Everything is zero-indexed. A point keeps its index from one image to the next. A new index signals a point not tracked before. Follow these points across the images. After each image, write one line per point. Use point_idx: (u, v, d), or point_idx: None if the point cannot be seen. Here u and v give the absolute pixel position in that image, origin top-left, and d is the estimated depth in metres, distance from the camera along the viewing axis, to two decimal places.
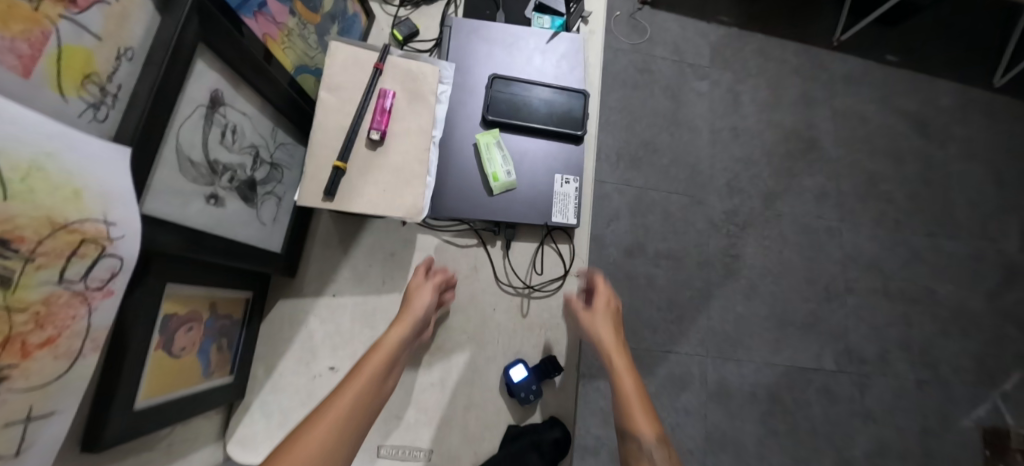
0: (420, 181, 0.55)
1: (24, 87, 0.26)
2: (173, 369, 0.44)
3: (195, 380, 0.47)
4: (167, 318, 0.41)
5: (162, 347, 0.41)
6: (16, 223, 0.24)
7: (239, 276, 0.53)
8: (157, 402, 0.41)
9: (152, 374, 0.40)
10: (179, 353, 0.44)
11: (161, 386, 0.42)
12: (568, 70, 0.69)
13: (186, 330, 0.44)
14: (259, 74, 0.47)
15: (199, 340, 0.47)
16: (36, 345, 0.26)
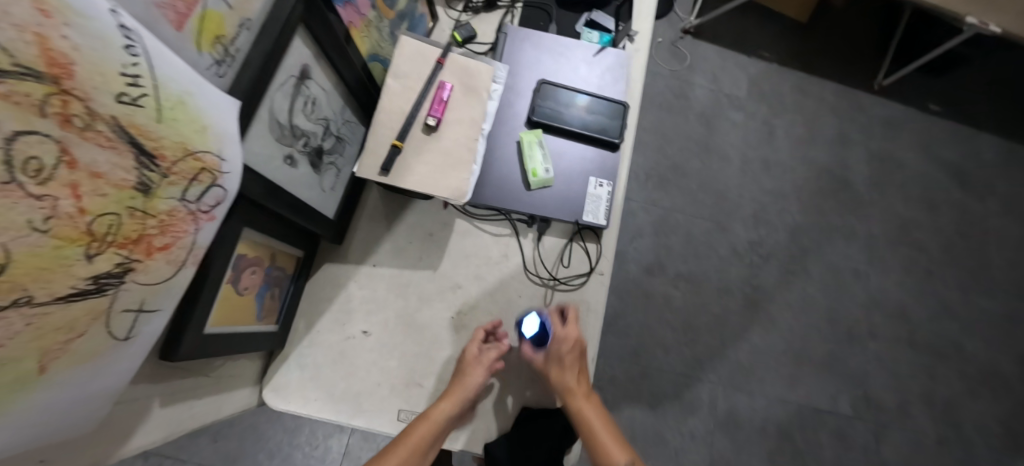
0: (467, 166, 0.60)
1: (178, 39, 0.33)
2: (235, 305, 0.49)
3: (250, 320, 0.52)
4: (240, 258, 0.47)
5: (232, 284, 0.47)
6: (161, 142, 0.30)
7: (295, 235, 0.58)
8: (221, 331, 0.46)
9: (221, 305, 0.46)
10: (243, 292, 0.49)
11: (224, 318, 0.47)
12: (611, 82, 0.74)
13: (251, 273, 0.50)
14: (339, 56, 0.53)
15: (258, 284, 0.52)
16: (157, 248, 0.31)
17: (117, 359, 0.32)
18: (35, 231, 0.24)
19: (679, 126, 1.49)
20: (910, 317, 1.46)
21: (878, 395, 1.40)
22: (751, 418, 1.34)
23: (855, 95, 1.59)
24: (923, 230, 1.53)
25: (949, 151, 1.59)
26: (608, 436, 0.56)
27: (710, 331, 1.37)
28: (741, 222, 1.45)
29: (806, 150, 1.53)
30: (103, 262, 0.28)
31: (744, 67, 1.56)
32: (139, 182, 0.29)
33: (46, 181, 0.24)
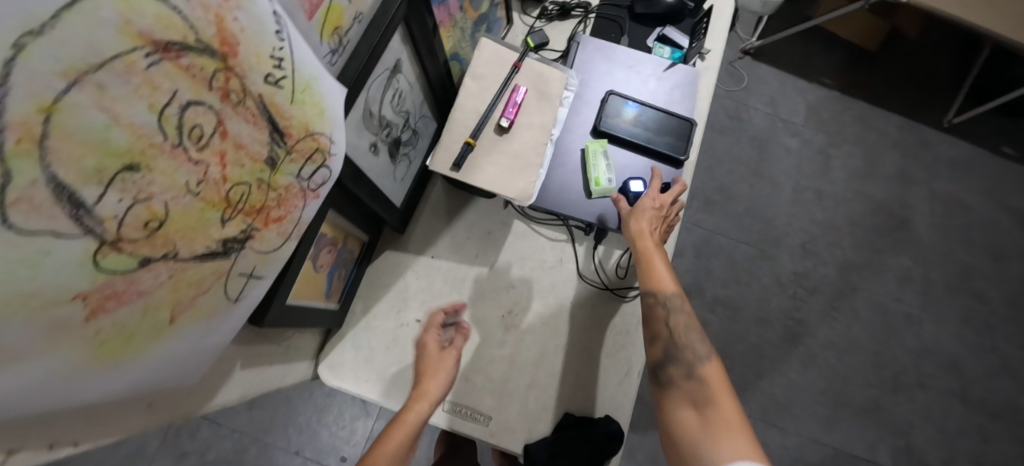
0: (534, 169, 0.61)
1: (309, 28, 0.35)
2: (311, 281, 0.51)
3: (320, 296, 0.55)
4: (322, 237, 0.50)
5: (311, 261, 0.50)
6: (291, 122, 0.32)
7: (365, 220, 0.60)
8: (298, 304, 0.49)
9: (301, 281, 0.48)
10: (319, 269, 0.52)
11: (302, 293, 0.49)
12: (680, 99, 0.74)
13: (327, 252, 0.53)
14: (426, 52, 0.56)
15: (331, 263, 0.55)
16: (273, 219, 0.34)
17: (226, 320, 0.34)
18: (188, 193, 0.27)
19: (731, 147, 1.47)
20: (963, 370, 1.36)
21: (922, 449, 1.29)
22: (781, 457, 1.27)
23: (920, 132, 1.53)
24: (987, 280, 1.43)
25: (1020, 199, 1.50)
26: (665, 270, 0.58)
27: (745, 361, 1.33)
28: (787, 251, 1.41)
29: (863, 184, 1.47)
30: (232, 227, 0.30)
31: (804, 94, 1.53)
32: (269, 156, 0.31)
33: (204, 148, 0.27)
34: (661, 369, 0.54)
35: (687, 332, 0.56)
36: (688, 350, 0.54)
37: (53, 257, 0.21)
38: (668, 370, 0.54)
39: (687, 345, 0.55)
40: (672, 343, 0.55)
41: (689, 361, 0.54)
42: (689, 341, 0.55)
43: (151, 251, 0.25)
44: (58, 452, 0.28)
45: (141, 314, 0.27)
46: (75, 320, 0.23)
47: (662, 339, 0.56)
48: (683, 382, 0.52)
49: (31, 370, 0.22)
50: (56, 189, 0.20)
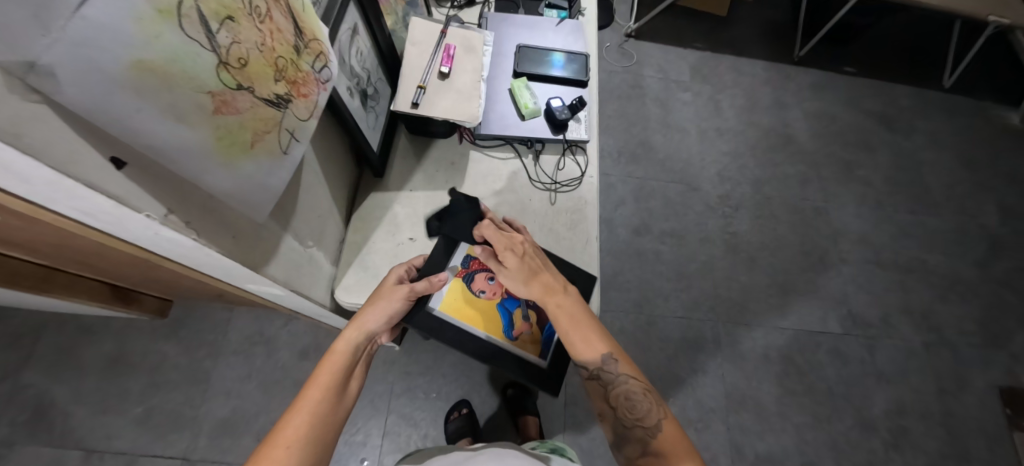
0: (476, 99, 0.80)
1: None
2: (479, 306, 0.76)
3: (496, 333, 0.74)
4: (468, 256, 0.77)
5: (466, 278, 0.77)
6: (303, 25, 0.49)
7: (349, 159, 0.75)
8: (450, 315, 0.74)
9: (445, 298, 0.74)
10: (481, 294, 0.76)
11: (452, 307, 0.74)
12: (574, 41, 0.96)
13: (487, 278, 0.77)
14: (374, 21, 0.74)
15: (500, 292, 0.77)
16: (302, 93, 0.49)
17: (281, 169, 0.48)
18: (257, 50, 0.42)
19: (639, 110, 1.73)
20: (872, 241, 1.61)
21: (861, 312, 1.51)
22: (754, 349, 1.44)
23: (780, 68, 1.87)
24: (866, 168, 1.72)
25: (871, 102, 1.83)
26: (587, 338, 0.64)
27: (701, 276, 1.51)
28: (707, 181, 1.65)
29: (750, 116, 1.77)
30: (280, 87, 0.45)
31: (684, 58, 1.84)
32: (295, 44, 0.47)
33: (262, 22, 0.42)
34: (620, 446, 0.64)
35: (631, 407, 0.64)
36: (635, 427, 0.63)
37: (201, 57, 0.35)
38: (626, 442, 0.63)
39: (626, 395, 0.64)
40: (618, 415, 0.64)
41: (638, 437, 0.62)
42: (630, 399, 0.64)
43: (242, 80, 0.40)
44: (190, 234, 0.40)
45: (238, 127, 0.40)
46: (209, 109, 0.37)
47: (610, 415, 0.65)
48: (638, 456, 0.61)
49: (190, 134, 0.35)
50: (201, 14, 0.35)
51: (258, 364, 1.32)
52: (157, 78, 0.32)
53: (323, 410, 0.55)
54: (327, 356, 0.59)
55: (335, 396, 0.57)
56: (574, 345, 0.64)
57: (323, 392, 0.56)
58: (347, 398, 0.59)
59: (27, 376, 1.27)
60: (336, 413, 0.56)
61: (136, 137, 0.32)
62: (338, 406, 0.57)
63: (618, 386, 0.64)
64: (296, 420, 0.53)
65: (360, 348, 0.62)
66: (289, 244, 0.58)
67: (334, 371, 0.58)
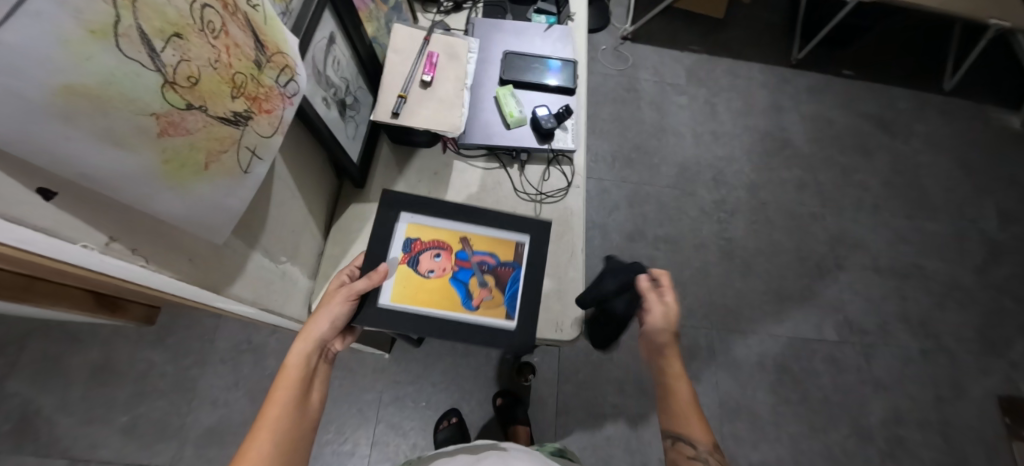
0: (458, 109, 0.78)
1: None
2: (432, 286, 0.70)
3: (457, 307, 0.69)
4: (409, 239, 0.71)
5: (411, 263, 0.70)
6: (266, 39, 0.47)
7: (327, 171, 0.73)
8: (404, 305, 0.67)
9: (394, 288, 0.68)
10: (430, 274, 0.70)
11: (403, 296, 0.68)
12: (561, 47, 0.94)
13: (433, 255, 0.71)
14: (353, 29, 0.72)
15: (449, 266, 0.71)
16: (265, 110, 0.47)
17: (242, 188, 0.46)
18: (210, 66, 0.40)
19: (634, 113, 1.71)
20: (870, 247, 1.59)
21: (858, 319, 1.49)
22: (748, 357, 1.41)
23: (777, 71, 1.84)
24: (864, 172, 1.70)
25: (869, 105, 1.81)
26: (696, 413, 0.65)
27: (695, 283, 1.49)
28: (702, 186, 1.62)
29: (746, 120, 1.74)
30: (238, 104, 0.44)
31: (679, 60, 1.82)
32: (256, 58, 0.45)
33: (216, 39, 0.41)
34: None
35: None
36: None
37: (142, 78, 0.34)
38: None
39: None
40: None
41: None
42: None
43: (192, 100, 0.38)
44: (135, 260, 0.38)
45: (188, 148, 0.39)
46: (153, 132, 0.35)
47: None
48: None
49: (130, 159, 0.34)
50: (143, 34, 0.34)
51: (245, 372, 1.30)
52: (90, 102, 0.30)
53: (282, 428, 0.56)
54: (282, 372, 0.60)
55: (292, 412, 0.58)
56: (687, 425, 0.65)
57: (279, 410, 0.57)
58: (308, 410, 0.60)
59: (11, 385, 1.25)
60: (298, 428, 0.57)
61: (67, 164, 0.30)
62: (300, 421, 0.58)
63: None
64: (256, 440, 0.54)
65: (314, 360, 0.62)
66: (257, 262, 0.56)
67: (290, 388, 0.59)
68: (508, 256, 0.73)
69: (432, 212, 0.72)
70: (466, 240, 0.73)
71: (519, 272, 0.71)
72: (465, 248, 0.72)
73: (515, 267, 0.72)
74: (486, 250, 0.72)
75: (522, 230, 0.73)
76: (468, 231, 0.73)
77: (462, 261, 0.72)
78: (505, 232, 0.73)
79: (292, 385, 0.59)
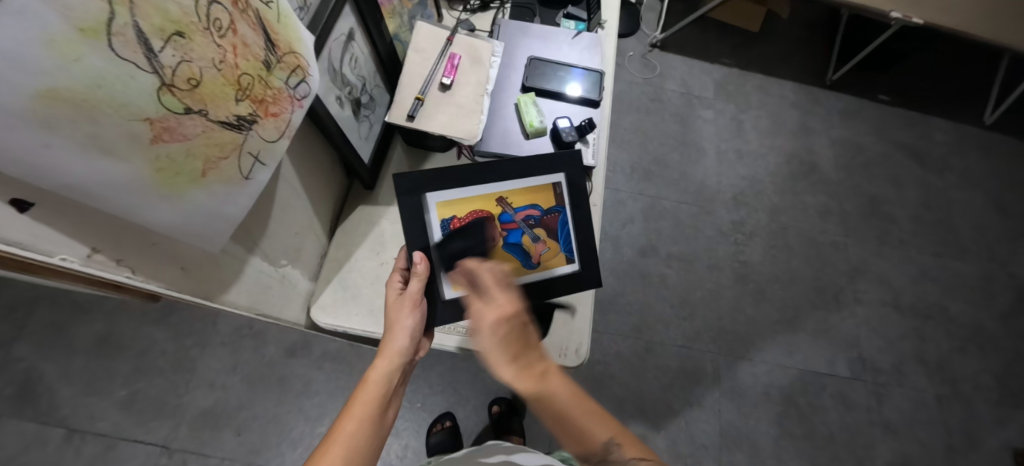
0: (477, 115, 0.75)
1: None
2: (488, 259, 0.68)
3: (522, 270, 0.69)
4: (446, 220, 0.65)
5: (458, 244, 0.66)
6: (277, 37, 0.44)
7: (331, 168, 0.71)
8: None
9: (453, 275, 0.66)
10: (483, 248, 0.68)
11: (465, 281, 0.66)
12: (589, 56, 0.90)
13: (477, 229, 0.67)
14: (374, 26, 0.69)
15: (498, 235, 0.68)
16: (271, 113, 0.45)
17: (242, 195, 0.43)
18: (214, 68, 0.37)
19: (658, 125, 1.66)
20: (891, 282, 1.53)
21: (873, 357, 1.44)
22: (754, 387, 1.37)
23: (810, 91, 1.78)
24: (892, 203, 1.63)
25: (903, 133, 1.74)
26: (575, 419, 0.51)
27: (706, 305, 1.44)
28: (721, 205, 1.58)
29: (773, 140, 1.68)
30: (243, 108, 0.41)
31: (708, 73, 1.76)
32: (265, 59, 0.43)
33: (222, 38, 0.38)
34: None
35: None
36: None
37: (136, 80, 0.31)
38: None
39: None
40: None
41: None
42: None
43: (192, 103, 0.36)
44: (120, 270, 0.37)
45: (184, 155, 0.36)
46: (146, 138, 0.33)
47: None
48: None
49: (117, 168, 0.32)
50: (140, 33, 0.31)
51: (244, 356, 1.26)
52: (74, 108, 0.28)
53: (358, 446, 0.53)
54: (360, 386, 0.58)
55: (369, 429, 0.55)
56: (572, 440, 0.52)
57: (356, 425, 0.54)
58: (384, 423, 0.57)
59: (15, 350, 1.23)
60: (373, 444, 0.55)
61: (44, 173, 0.29)
62: (376, 435, 0.56)
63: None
64: (329, 455, 0.51)
65: (396, 376, 0.59)
66: (255, 267, 0.54)
67: (369, 404, 0.56)
68: (548, 201, 0.71)
69: (457, 183, 0.66)
70: (501, 200, 0.69)
71: (565, 214, 0.71)
72: (505, 208, 0.69)
73: (560, 211, 0.71)
74: (527, 204, 0.69)
75: (555, 168, 0.70)
76: (501, 190, 0.68)
77: (509, 224, 0.69)
78: (541, 178, 0.70)
79: (371, 400, 0.56)
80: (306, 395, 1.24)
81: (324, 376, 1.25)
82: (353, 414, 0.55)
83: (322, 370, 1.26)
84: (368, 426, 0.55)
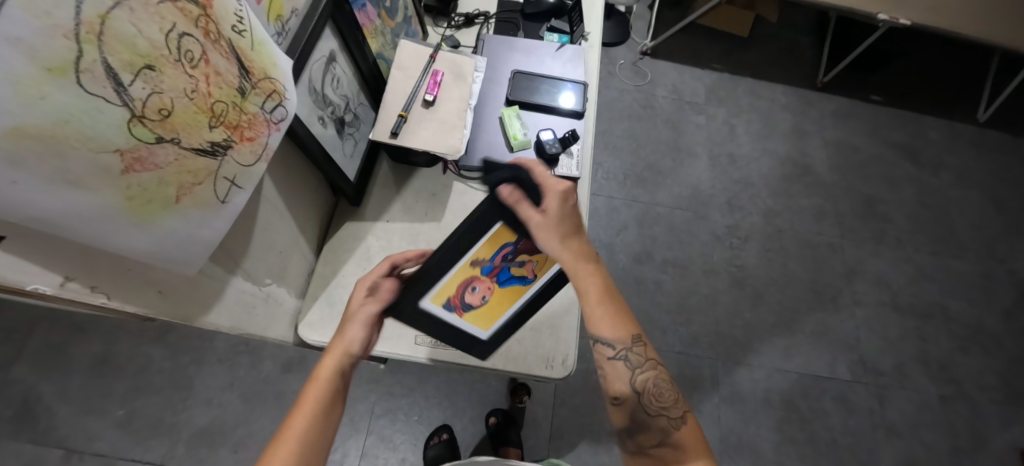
0: (460, 130, 0.76)
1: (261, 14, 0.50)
2: (494, 302, 0.66)
3: (525, 289, 0.66)
4: (444, 303, 0.61)
5: (466, 308, 0.64)
6: (251, 63, 0.45)
7: (314, 187, 0.72)
8: (493, 325, 0.69)
9: (475, 324, 0.67)
10: (485, 299, 0.64)
11: (486, 321, 0.68)
12: (573, 68, 0.92)
13: (472, 291, 0.63)
14: (357, 45, 0.70)
15: (489, 285, 0.63)
16: (247, 137, 0.46)
17: (218, 219, 0.44)
18: (186, 98, 0.39)
19: (650, 132, 1.67)
20: (890, 282, 1.52)
21: (874, 358, 1.43)
22: (754, 391, 1.36)
23: (801, 94, 1.78)
24: (887, 203, 1.63)
25: (897, 133, 1.74)
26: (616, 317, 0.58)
27: (703, 310, 1.44)
28: (716, 209, 1.58)
29: (766, 143, 1.69)
30: (217, 134, 0.42)
31: (699, 78, 1.77)
32: (240, 86, 0.44)
33: (194, 67, 0.39)
34: (631, 432, 0.60)
35: (656, 394, 0.59)
36: (660, 416, 0.59)
37: (105, 114, 0.32)
38: (639, 434, 0.60)
39: (659, 411, 0.59)
40: (640, 408, 0.59)
41: (661, 426, 0.59)
42: (659, 411, 0.59)
43: (163, 133, 0.37)
44: (95, 297, 0.38)
45: (158, 183, 0.37)
46: (116, 169, 0.34)
47: (625, 403, 0.60)
48: (655, 447, 0.59)
49: (87, 199, 0.33)
50: (108, 68, 0.32)
51: (241, 373, 1.27)
52: (43, 143, 0.29)
53: (306, 444, 0.52)
54: (306, 387, 0.57)
55: (316, 426, 0.54)
56: (601, 315, 0.57)
57: (303, 424, 0.53)
58: (331, 422, 0.56)
59: (13, 372, 1.23)
60: (324, 442, 0.54)
61: (18, 206, 0.30)
62: (322, 432, 0.54)
63: (641, 371, 0.59)
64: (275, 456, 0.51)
65: (343, 376, 0.59)
66: (238, 286, 0.55)
67: (318, 402, 0.56)
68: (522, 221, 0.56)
69: (428, 285, 0.57)
70: (476, 258, 0.58)
71: None
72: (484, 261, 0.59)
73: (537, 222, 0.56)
74: (502, 242, 0.57)
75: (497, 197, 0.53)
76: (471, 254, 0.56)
77: (494, 269, 0.61)
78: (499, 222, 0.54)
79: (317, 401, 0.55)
80: None
81: None
82: (296, 417, 0.54)
83: None
84: (311, 425, 0.54)
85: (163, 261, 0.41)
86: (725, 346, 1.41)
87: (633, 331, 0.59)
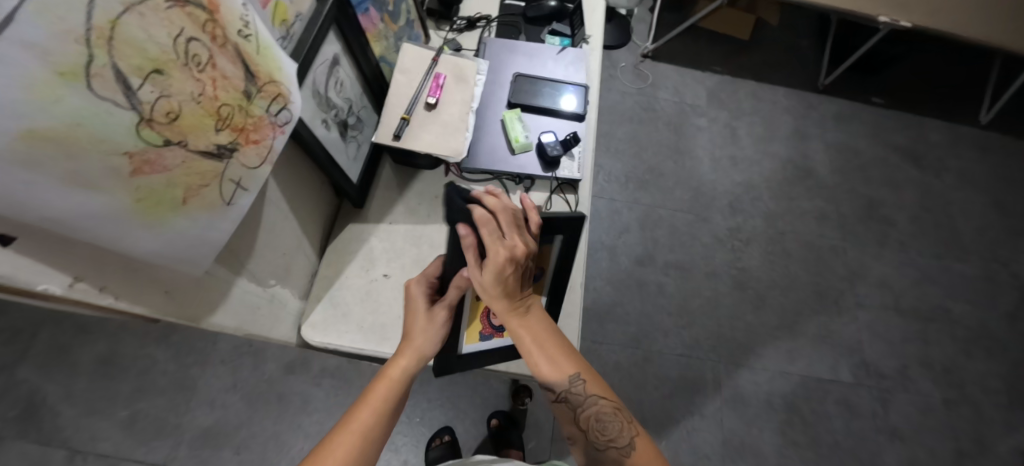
0: (462, 133, 0.76)
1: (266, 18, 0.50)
2: None
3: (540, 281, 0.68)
4: (482, 335, 0.69)
5: (500, 326, 0.70)
6: (257, 67, 0.46)
7: (317, 189, 0.73)
8: None
9: (514, 330, 0.72)
10: None
11: None
12: (574, 71, 0.92)
13: (497, 314, 0.68)
14: (360, 49, 0.71)
15: None
16: (252, 140, 0.46)
17: (224, 221, 0.45)
18: (193, 101, 0.39)
19: (651, 135, 1.68)
20: (892, 285, 1.52)
21: (876, 361, 1.43)
22: (756, 394, 1.36)
23: (803, 96, 1.79)
24: (889, 206, 1.63)
25: (899, 136, 1.74)
26: (547, 359, 0.57)
27: (705, 312, 1.44)
28: (717, 212, 1.58)
29: (767, 145, 1.69)
30: (223, 137, 0.43)
31: (701, 81, 1.78)
32: (246, 89, 0.45)
33: (201, 71, 0.40)
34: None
35: (604, 429, 0.58)
36: (608, 449, 0.58)
37: (115, 118, 0.33)
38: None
39: (607, 445, 0.58)
40: (590, 444, 0.59)
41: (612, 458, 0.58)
42: (608, 442, 0.58)
43: (171, 136, 0.38)
44: (103, 297, 0.39)
45: (165, 185, 0.38)
46: (125, 171, 0.34)
47: (579, 440, 0.61)
48: None
49: (98, 201, 0.33)
50: (119, 73, 0.33)
51: (244, 375, 1.27)
52: (55, 146, 0.30)
53: (370, 440, 0.52)
54: (375, 380, 0.56)
55: (383, 422, 0.53)
56: (537, 363, 0.57)
57: (371, 419, 0.52)
58: (394, 419, 0.56)
59: (17, 373, 1.24)
60: (385, 436, 0.54)
61: (30, 207, 0.30)
62: (385, 428, 0.54)
63: (585, 410, 0.58)
64: (339, 447, 0.50)
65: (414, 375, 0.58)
66: (242, 287, 0.56)
67: (386, 398, 0.54)
68: None
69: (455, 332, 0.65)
70: (480, 293, 0.64)
71: None
72: None
73: None
74: None
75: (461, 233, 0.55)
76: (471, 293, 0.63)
77: None
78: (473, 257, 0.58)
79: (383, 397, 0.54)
80: (305, 412, 1.24)
81: (322, 392, 1.26)
82: (361, 412, 0.53)
83: (321, 386, 1.27)
84: (376, 421, 0.53)
85: (171, 261, 0.41)
86: (727, 349, 1.40)
87: (570, 372, 0.57)
